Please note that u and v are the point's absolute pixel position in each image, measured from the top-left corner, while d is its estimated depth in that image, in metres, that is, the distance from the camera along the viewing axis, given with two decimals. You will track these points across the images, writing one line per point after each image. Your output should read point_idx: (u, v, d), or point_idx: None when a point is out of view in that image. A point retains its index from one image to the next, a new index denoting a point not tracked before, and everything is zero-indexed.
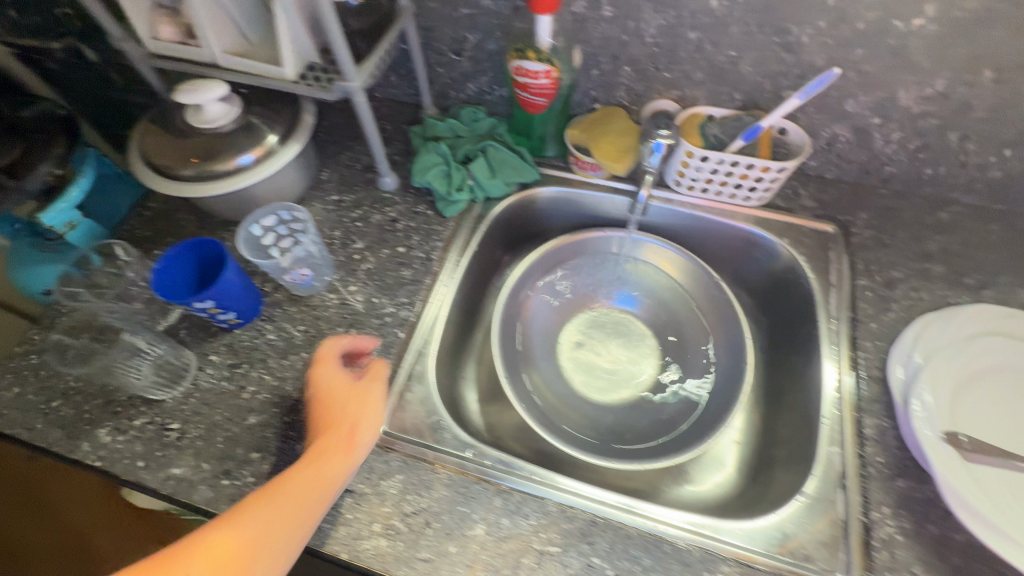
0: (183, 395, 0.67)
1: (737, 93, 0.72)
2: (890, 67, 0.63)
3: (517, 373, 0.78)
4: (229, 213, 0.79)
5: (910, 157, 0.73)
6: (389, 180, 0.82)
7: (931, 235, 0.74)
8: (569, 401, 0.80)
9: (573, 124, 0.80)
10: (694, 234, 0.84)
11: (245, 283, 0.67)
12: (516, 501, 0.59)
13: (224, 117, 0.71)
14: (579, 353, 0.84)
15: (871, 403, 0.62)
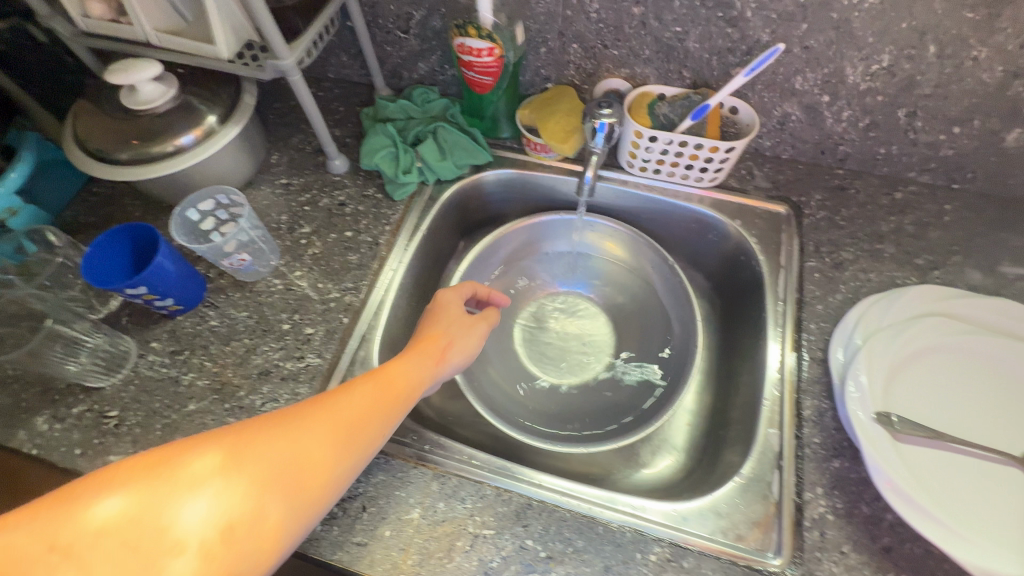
0: (123, 382, 0.66)
1: (685, 71, 0.71)
2: (833, 43, 0.63)
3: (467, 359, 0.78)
4: (173, 198, 0.78)
5: (861, 135, 0.72)
6: (338, 162, 0.81)
7: (885, 215, 0.73)
8: (522, 386, 0.80)
9: (523, 104, 0.79)
10: (648, 216, 0.83)
11: (181, 269, 0.66)
12: (453, 485, 0.58)
13: (161, 99, 0.69)
14: (533, 339, 0.84)
15: (811, 384, 0.62)
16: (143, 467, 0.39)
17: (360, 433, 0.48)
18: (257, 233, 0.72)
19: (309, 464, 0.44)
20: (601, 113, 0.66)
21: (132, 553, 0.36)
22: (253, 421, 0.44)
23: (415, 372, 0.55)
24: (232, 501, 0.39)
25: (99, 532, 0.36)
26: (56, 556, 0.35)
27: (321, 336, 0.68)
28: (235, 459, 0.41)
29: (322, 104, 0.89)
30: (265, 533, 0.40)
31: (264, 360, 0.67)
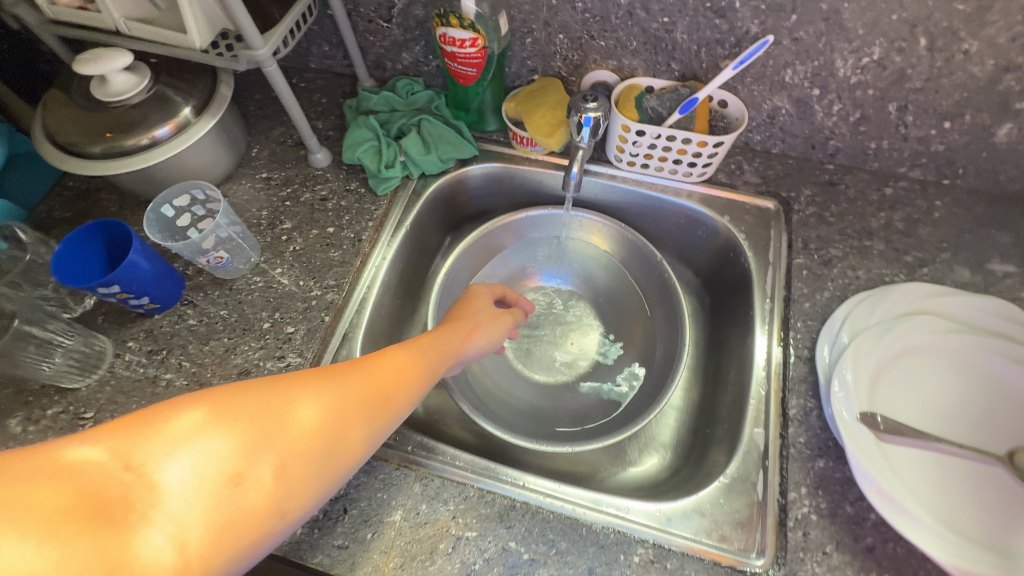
0: (99, 383, 0.64)
1: (674, 63, 0.69)
2: (823, 35, 0.61)
3: None
4: (148, 193, 0.75)
5: (852, 130, 0.71)
6: (320, 156, 0.79)
7: (875, 210, 0.72)
8: (507, 383, 0.79)
9: (509, 96, 0.78)
10: (636, 212, 0.82)
11: (156, 267, 0.65)
12: (435, 487, 0.57)
13: (134, 91, 0.67)
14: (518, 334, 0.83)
15: (798, 383, 0.61)
16: (211, 400, 0.39)
17: (408, 393, 0.49)
18: (235, 229, 0.70)
19: (365, 414, 0.45)
20: (587, 106, 0.64)
21: (205, 478, 0.35)
22: (276, 379, 0.43)
23: (452, 345, 0.58)
24: (296, 441, 0.40)
25: (174, 455, 0.35)
26: (129, 475, 0.34)
27: (302, 335, 0.67)
28: (299, 401, 0.42)
29: (304, 95, 0.87)
30: (321, 474, 0.41)
31: (244, 359, 0.65)
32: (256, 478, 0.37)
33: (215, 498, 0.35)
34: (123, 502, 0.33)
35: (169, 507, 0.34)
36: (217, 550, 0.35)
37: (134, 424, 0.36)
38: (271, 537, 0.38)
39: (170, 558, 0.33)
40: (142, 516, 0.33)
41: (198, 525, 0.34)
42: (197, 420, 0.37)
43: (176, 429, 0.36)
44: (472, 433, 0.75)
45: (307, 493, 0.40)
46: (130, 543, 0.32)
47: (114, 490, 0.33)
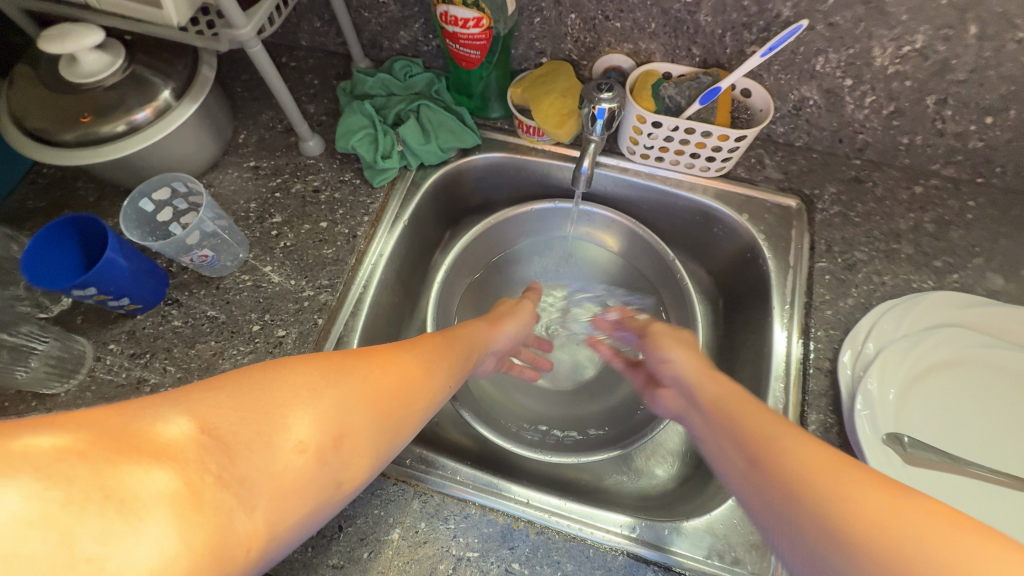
0: (79, 388, 0.61)
1: (695, 48, 0.64)
2: (862, 20, 0.56)
3: None
4: (127, 183, 0.70)
5: (884, 124, 0.66)
6: (312, 143, 0.74)
7: (904, 211, 0.68)
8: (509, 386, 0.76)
9: (515, 81, 0.72)
10: (649, 207, 0.78)
11: (135, 266, 0.60)
12: (435, 504, 0.55)
13: (108, 71, 0.61)
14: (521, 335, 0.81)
15: (818, 397, 0.58)
16: (229, 393, 0.39)
17: (443, 378, 0.54)
18: (220, 224, 0.65)
19: (404, 395, 0.49)
20: (601, 97, 0.59)
21: (269, 445, 0.38)
22: (271, 375, 0.42)
23: (482, 335, 0.64)
24: (345, 417, 0.43)
25: (239, 425, 0.37)
26: (201, 438, 0.35)
27: (294, 339, 0.63)
28: (347, 381, 0.45)
29: (294, 76, 0.81)
30: (367, 447, 0.44)
31: (232, 365, 0.62)
32: (312, 448, 0.40)
33: (279, 463, 0.38)
34: (195, 462, 0.34)
35: (239, 468, 0.36)
36: (279, 511, 0.37)
37: (194, 398, 0.37)
38: (319, 507, 0.41)
39: (242, 515, 0.35)
40: (215, 475, 0.34)
41: (264, 488, 0.37)
42: (254, 395, 0.40)
43: (237, 402, 0.38)
44: (470, 437, 0.72)
45: (353, 466, 0.43)
46: (208, 499, 0.33)
47: (188, 451, 0.34)
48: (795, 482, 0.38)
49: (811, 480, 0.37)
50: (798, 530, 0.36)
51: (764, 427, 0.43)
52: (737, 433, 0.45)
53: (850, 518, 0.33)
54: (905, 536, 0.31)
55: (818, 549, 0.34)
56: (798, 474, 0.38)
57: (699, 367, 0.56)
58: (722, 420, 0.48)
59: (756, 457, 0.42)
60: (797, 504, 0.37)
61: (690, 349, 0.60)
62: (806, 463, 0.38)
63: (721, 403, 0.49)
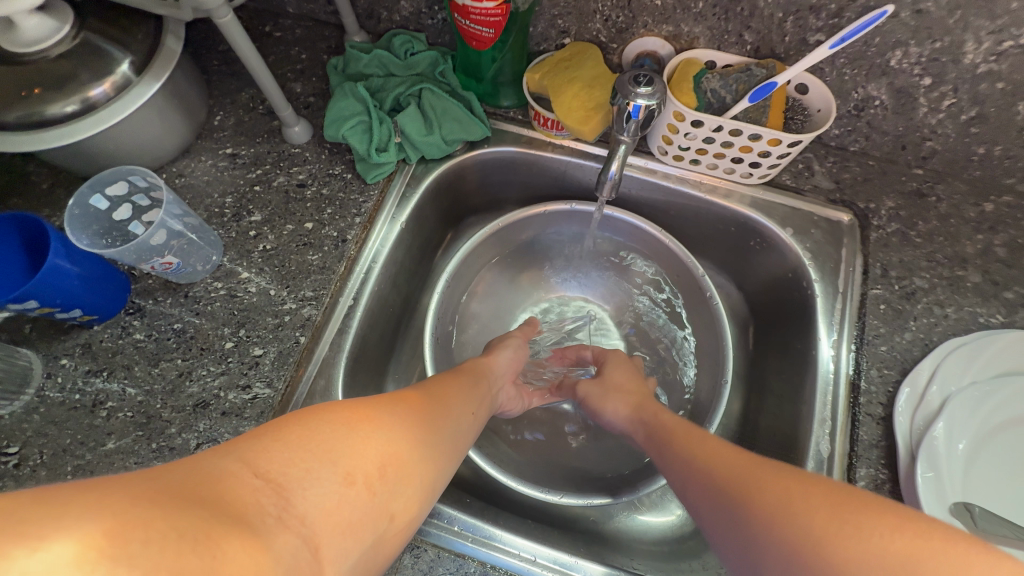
0: (25, 410, 0.53)
1: (748, 34, 0.55)
2: (959, 7, 0.47)
3: None
4: (83, 171, 0.61)
5: (959, 130, 0.57)
6: (298, 129, 0.64)
7: (971, 231, 0.59)
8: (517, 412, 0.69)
9: (533, 65, 0.63)
10: (677, 213, 0.69)
11: (87, 272, 0.52)
12: (428, 561, 0.49)
13: (55, 39, 0.52)
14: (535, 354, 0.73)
15: (869, 449, 0.51)
16: (265, 440, 0.31)
17: (466, 404, 0.49)
18: (188, 222, 0.56)
19: (439, 421, 0.43)
20: (637, 91, 0.49)
21: (325, 477, 0.31)
22: (309, 416, 0.34)
23: (486, 362, 0.59)
24: (392, 444, 0.36)
25: (289, 462, 0.30)
26: (255, 482, 0.28)
27: (272, 359, 0.55)
28: (386, 410, 0.39)
29: (279, 49, 0.71)
30: (418, 474, 0.38)
31: (201, 388, 0.54)
32: (368, 477, 0.33)
33: (337, 497, 0.30)
34: (251, 506, 0.26)
35: (299, 506, 0.28)
36: (343, 552, 0.30)
37: (226, 447, 0.30)
38: (379, 545, 0.33)
39: (310, 560, 0.27)
40: (275, 516, 0.27)
41: (328, 526, 0.29)
42: (295, 431, 0.32)
43: (285, 442, 0.31)
44: (465, 464, 0.64)
45: (408, 496, 0.36)
46: (274, 543, 0.26)
47: (239, 495, 0.26)
48: (718, 487, 0.40)
49: (729, 482, 0.39)
50: (725, 532, 0.38)
51: (698, 446, 0.45)
52: (675, 454, 0.46)
53: (756, 511, 0.36)
54: (796, 518, 0.33)
55: (739, 545, 0.36)
56: (719, 480, 0.40)
57: (629, 410, 0.57)
58: (662, 448, 0.49)
59: (687, 475, 0.44)
60: (719, 510, 0.39)
61: (623, 396, 0.59)
62: (725, 472, 0.40)
63: (659, 430, 0.51)
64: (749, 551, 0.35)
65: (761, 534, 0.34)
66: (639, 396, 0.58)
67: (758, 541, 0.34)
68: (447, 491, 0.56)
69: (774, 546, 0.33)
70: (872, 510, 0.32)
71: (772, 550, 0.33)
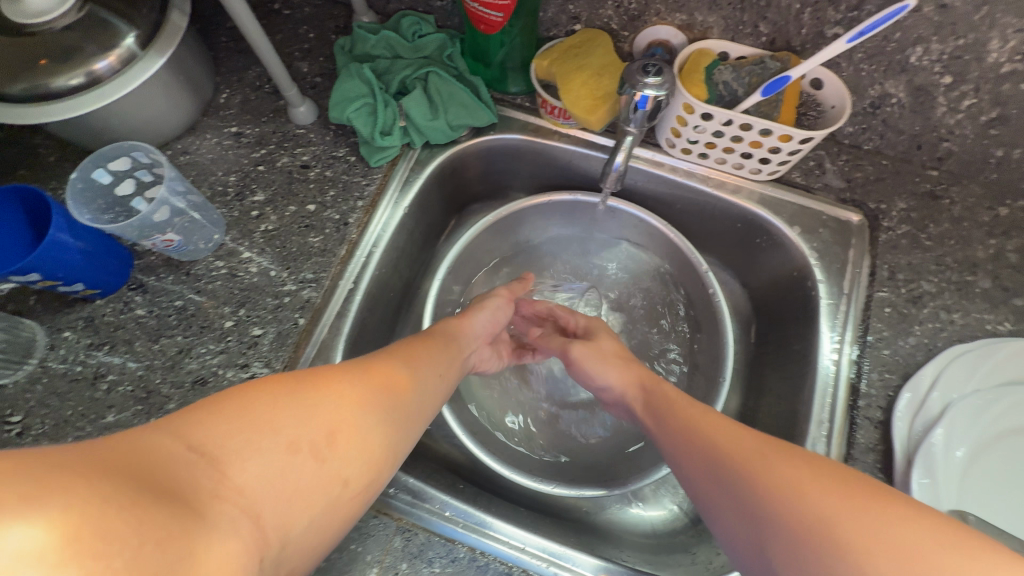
0: (29, 379, 0.54)
1: (763, 25, 0.53)
2: (985, 3, 0.45)
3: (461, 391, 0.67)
4: (88, 146, 0.61)
5: (977, 131, 0.55)
6: (303, 110, 0.64)
7: (984, 235, 0.57)
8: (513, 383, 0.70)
9: (542, 51, 0.62)
10: (683, 207, 0.68)
11: (89, 248, 0.52)
12: (418, 544, 0.49)
13: (60, 10, 0.51)
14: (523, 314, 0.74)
15: (864, 453, 0.50)
16: (208, 413, 0.31)
17: (434, 367, 0.48)
18: (191, 200, 0.57)
19: (406, 387, 0.43)
20: (646, 81, 0.48)
21: (265, 448, 0.31)
22: (256, 388, 0.34)
23: (459, 324, 0.57)
24: (346, 413, 0.36)
25: (228, 435, 0.30)
26: (189, 455, 0.28)
27: (271, 340, 0.56)
28: (340, 378, 0.38)
29: (286, 27, 0.70)
30: (377, 442, 0.38)
31: (199, 365, 0.54)
32: (315, 445, 0.33)
33: (279, 467, 0.31)
34: (183, 479, 0.27)
35: (235, 477, 0.29)
36: (290, 517, 0.31)
37: (166, 419, 0.30)
38: (335, 508, 0.34)
39: (247, 528, 0.28)
40: (209, 489, 0.27)
41: (269, 494, 0.30)
42: (237, 404, 0.32)
43: (226, 415, 0.31)
44: (460, 450, 0.64)
45: (366, 462, 0.36)
46: (206, 514, 0.26)
47: (172, 468, 0.27)
48: (711, 457, 0.40)
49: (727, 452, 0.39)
50: (717, 494, 0.38)
51: (692, 416, 0.44)
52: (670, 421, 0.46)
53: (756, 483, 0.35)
54: (796, 495, 0.33)
55: (732, 509, 0.37)
56: (712, 449, 0.40)
57: (624, 376, 0.56)
58: (659, 413, 0.48)
59: (681, 439, 0.43)
60: (712, 476, 0.39)
61: (622, 365, 0.57)
62: (721, 442, 0.40)
63: (658, 394, 0.50)
64: (739, 518, 0.36)
65: (752, 504, 0.35)
66: (634, 364, 0.57)
67: (751, 507, 0.35)
68: (440, 477, 0.56)
69: (771, 517, 0.33)
70: (847, 485, 0.33)
71: (768, 519, 0.34)
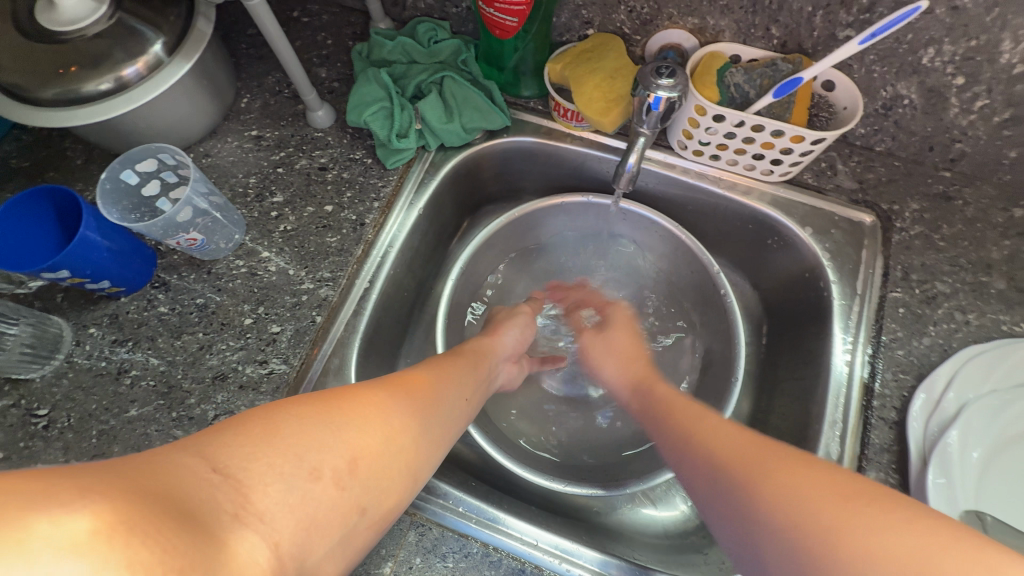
0: (56, 374, 0.56)
1: (775, 28, 0.54)
2: (997, 4, 0.46)
3: None
4: (113, 148, 0.63)
5: (990, 133, 0.55)
6: (321, 114, 0.66)
7: (998, 236, 0.57)
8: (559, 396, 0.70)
9: (555, 55, 0.63)
10: (694, 209, 0.69)
11: (116, 247, 0.54)
12: (432, 539, 0.50)
13: (92, 19, 0.53)
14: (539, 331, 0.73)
15: (879, 453, 0.50)
16: (231, 436, 0.31)
17: (456, 391, 0.49)
18: (214, 201, 0.58)
19: (425, 412, 0.43)
20: (659, 83, 0.49)
21: (289, 474, 0.30)
22: (281, 411, 0.34)
23: (482, 345, 0.58)
24: (367, 437, 0.36)
25: (253, 458, 0.30)
26: (213, 478, 0.27)
27: (289, 337, 0.57)
28: (363, 402, 0.38)
29: (306, 34, 0.72)
30: (394, 468, 0.38)
31: (220, 361, 0.56)
32: (336, 473, 0.33)
33: (302, 494, 0.30)
34: (204, 503, 0.26)
35: (258, 503, 0.28)
36: (306, 548, 0.30)
37: (190, 440, 0.30)
38: (347, 540, 0.33)
39: (264, 558, 0.27)
40: (230, 514, 0.27)
41: (291, 522, 0.29)
42: (262, 426, 0.32)
43: (250, 437, 0.31)
44: (472, 449, 0.65)
45: (380, 491, 0.36)
46: (225, 540, 0.26)
47: (195, 490, 0.26)
48: (712, 473, 0.40)
49: (734, 466, 0.38)
50: (725, 509, 0.37)
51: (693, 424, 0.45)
52: (672, 431, 0.47)
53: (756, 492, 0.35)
54: (795, 500, 0.33)
55: (732, 518, 0.37)
56: (714, 462, 0.40)
57: (625, 378, 0.60)
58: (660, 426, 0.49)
59: (682, 449, 0.44)
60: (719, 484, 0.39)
61: (626, 362, 0.61)
62: (720, 452, 0.40)
63: (666, 407, 0.50)
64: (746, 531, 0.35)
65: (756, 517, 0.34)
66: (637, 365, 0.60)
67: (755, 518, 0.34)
68: (453, 474, 0.57)
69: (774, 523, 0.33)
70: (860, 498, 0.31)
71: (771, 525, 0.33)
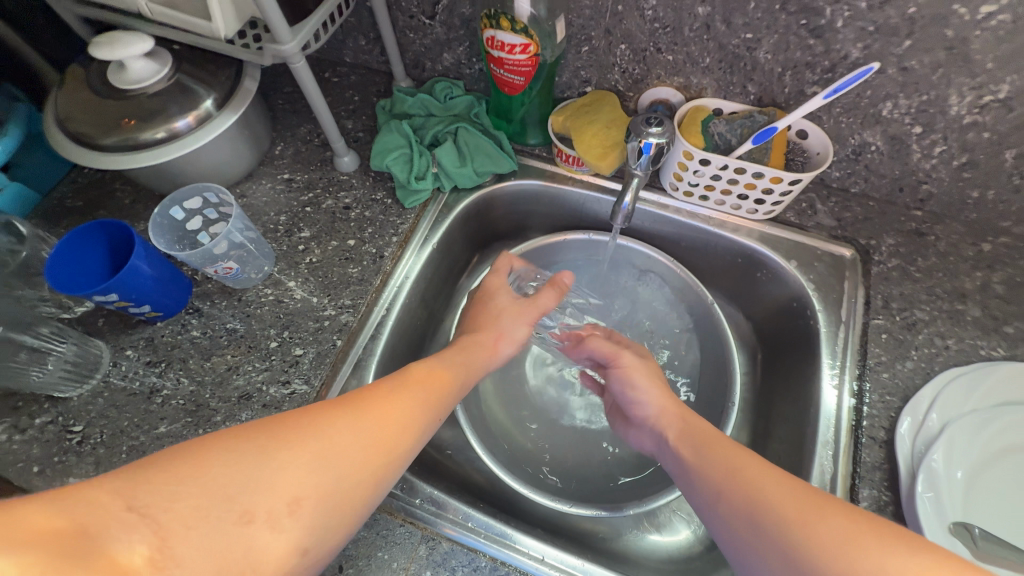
0: (91, 393, 0.59)
1: (751, 85, 0.61)
2: (940, 66, 0.53)
3: (481, 417, 0.70)
4: (159, 190, 0.70)
5: (952, 175, 0.61)
6: (347, 159, 0.73)
7: (970, 268, 0.62)
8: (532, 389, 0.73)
9: (557, 109, 0.71)
10: (687, 245, 0.74)
11: (160, 274, 0.60)
12: (442, 553, 0.51)
13: (155, 79, 0.61)
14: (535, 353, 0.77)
15: (871, 471, 0.52)
16: (163, 471, 0.33)
17: (428, 412, 0.48)
18: (249, 235, 0.63)
19: (386, 439, 0.43)
20: (648, 131, 0.56)
21: (213, 518, 0.33)
22: (219, 445, 0.36)
23: (482, 356, 0.58)
24: (312, 477, 0.38)
25: (179, 500, 0.32)
26: (129, 517, 0.31)
27: (310, 359, 0.61)
28: (314, 433, 0.40)
29: (335, 91, 0.81)
30: (343, 504, 0.39)
31: (246, 381, 0.60)
32: (270, 514, 0.35)
33: (226, 537, 0.33)
34: (121, 548, 0.29)
35: (176, 549, 0.31)
36: None
37: (122, 471, 0.33)
38: None
39: None
40: (146, 558, 0.30)
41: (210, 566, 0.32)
42: (194, 461, 0.35)
43: (179, 475, 0.34)
44: (480, 473, 0.67)
45: (323, 530, 0.38)
46: None
47: (113, 536, 0.29)
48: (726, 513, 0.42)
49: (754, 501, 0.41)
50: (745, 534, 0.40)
51: (728, 456, 0.46)
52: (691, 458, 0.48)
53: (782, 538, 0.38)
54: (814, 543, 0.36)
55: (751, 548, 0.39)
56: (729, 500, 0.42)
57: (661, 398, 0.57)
58: (682, 453, 0.50)
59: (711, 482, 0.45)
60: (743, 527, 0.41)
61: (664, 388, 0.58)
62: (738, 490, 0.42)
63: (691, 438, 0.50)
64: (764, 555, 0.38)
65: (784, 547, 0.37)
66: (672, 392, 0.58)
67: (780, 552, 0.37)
68: (461, 494, 0.59)
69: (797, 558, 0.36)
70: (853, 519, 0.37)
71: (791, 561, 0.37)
